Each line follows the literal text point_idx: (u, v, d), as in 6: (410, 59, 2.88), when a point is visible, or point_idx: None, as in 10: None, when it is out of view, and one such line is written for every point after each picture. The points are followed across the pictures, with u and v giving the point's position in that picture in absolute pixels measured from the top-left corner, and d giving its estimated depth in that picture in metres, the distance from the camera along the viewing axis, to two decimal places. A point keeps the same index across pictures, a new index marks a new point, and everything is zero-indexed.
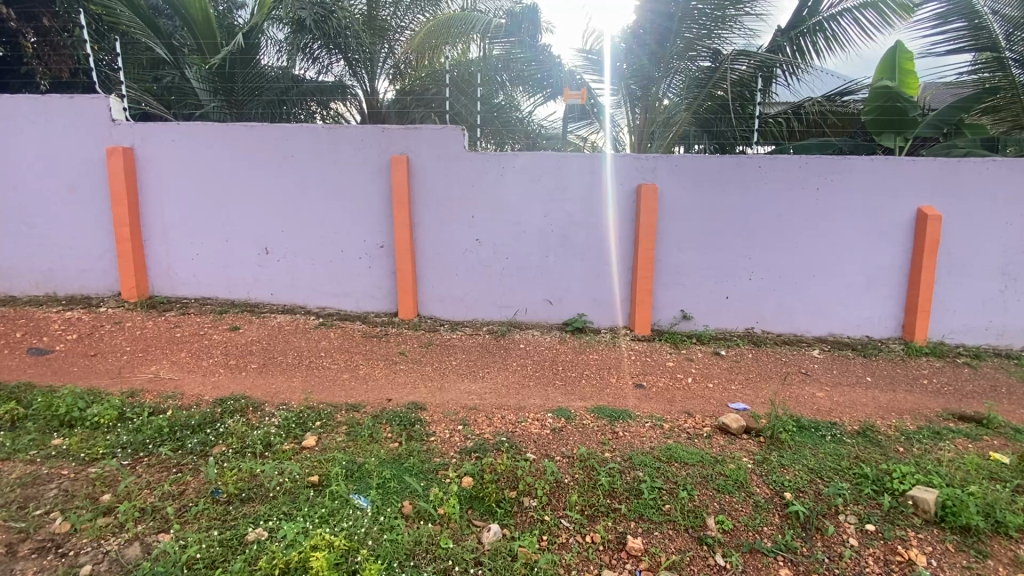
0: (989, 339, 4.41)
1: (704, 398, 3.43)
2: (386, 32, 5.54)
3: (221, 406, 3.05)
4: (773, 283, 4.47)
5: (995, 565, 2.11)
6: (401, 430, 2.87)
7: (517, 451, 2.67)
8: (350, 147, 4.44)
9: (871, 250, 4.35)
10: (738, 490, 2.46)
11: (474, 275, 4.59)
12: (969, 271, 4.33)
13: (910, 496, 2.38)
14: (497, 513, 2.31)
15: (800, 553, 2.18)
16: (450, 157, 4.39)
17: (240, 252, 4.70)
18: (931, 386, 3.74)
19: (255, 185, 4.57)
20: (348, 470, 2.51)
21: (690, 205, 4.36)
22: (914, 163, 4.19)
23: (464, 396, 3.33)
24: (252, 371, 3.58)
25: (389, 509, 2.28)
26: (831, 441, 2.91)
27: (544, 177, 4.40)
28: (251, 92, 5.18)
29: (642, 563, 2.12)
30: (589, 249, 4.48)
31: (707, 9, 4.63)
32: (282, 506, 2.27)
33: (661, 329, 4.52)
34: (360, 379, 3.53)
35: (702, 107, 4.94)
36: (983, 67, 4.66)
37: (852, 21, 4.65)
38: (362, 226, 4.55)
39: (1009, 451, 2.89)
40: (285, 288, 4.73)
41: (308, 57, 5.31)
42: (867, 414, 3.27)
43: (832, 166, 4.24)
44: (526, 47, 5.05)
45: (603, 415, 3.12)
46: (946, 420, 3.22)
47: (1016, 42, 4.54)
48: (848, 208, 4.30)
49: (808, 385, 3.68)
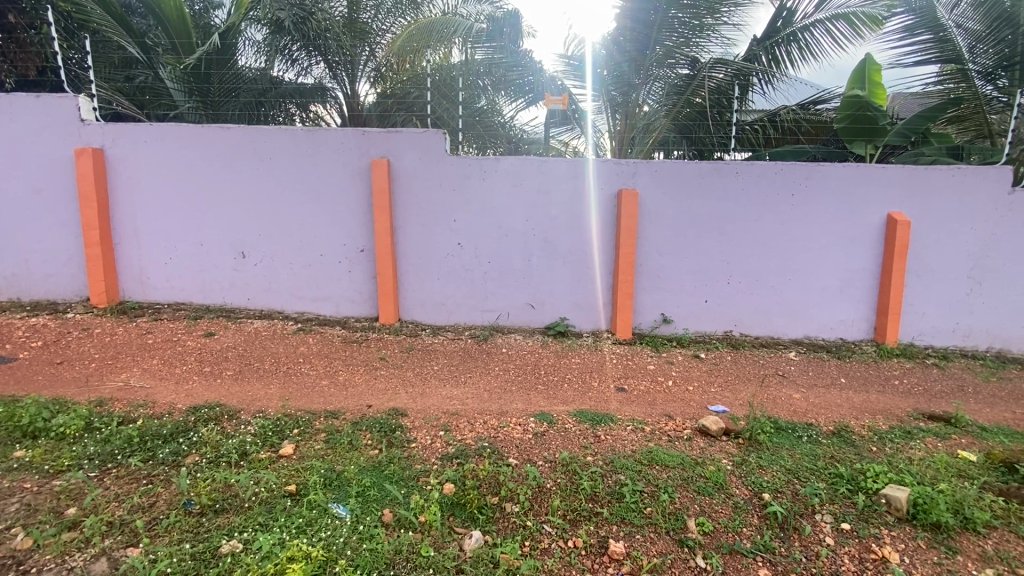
0: (956, 340, 4.56)
1: (685, 401, 3.46)
2: (367, 35, 5.47)
3: (194, 414, 2.96)
4: (751, 287, 4.54)
5: (964, 561, 2.17)
6: (381, 437, 2.82)
7: (500, 456, 2.66)
8: (330, 149, 4.38)
9: (844, 254, 4.47)
10: (718, 491, 2.49)
11: (456, 279, 4.56)
12: (937, 275, 4.47)
13: (883, 495, 2.43)
14: (478, 520, 2.29)
15: (778, 553, 2.21)
16: (431, 160, 4.37)
17: (216, 255, 4.60)
18: (902, 386, 3.84)
19: (231, 187, 4.48)
20: (326, 478, 2.46)
21: (670, 210, 4.42)
22: (884, 170, 4.32)
23: (445, 401, 3.30)
24: (227, 378, 3.49)
25: (369, 518, 2.24)
26: (808, 441, 2.96)
27: (526, 181, 4.41)
28: (227, 92, 5.10)
29: (624, 567, 2.13)
30: (571, 253, 4.50)
31: (685, 18, 4.74)
32: (257, 517, 2.21)
33: (642, 333, 4.56)
34: (339, 386, 3.46)
35: (680, 114, 5.03)
36: (948, 78, 4.94)
37: (825, 32, 4.79)
38: (342, 230, 4.49)
39: (977, 449, 2.97)
40: (262, 293, 4.63)
41: (287, 58, 5.25)
42: (842, 414, 3.34)
43: (806, 173, 4.35)
44: (507, 52, 5.06)
45: (585, 419, 3.13)
46: (916, 421, 3.30)
47: (979, 54, 4.83)
48: (822, 213, 4.41)
49: (785, 387, 3.75)
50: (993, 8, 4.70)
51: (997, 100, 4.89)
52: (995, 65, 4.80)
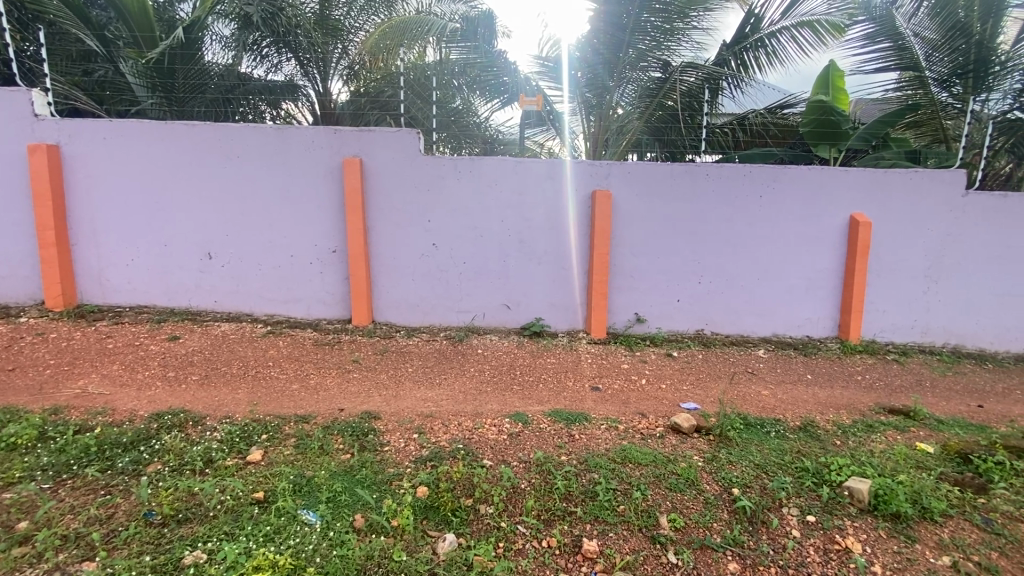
0: (915, 336, 4.74)
1: (657, 399, 3.51)
2: (340, 32, 5.42)
3: (157, 421, 2.85)
4: (721, 286, 4.64)
5: (922, 548, 2.25)
6: (353, 441, 2.77)
7: (474, 458, 2.64)
8: (301, 148, 4.29)
9: (809, 255, 4.60)
10: (689, 487, 2.53)
11: (431, 279, 4.53)
12: (896, 274, 4.65)
13: (846, 487, 2.52)
14: (452, 522, 2.27)
15: (747, 547, 2.26)
16: (405, 159, 4.32)
17: (181, 256, 4.45)
18: (864, 381, 3.99)
19: (197, 186, 4.34)
20: (295, 484, 2.40)
21: (643, 211, 4.49)
22: (847, 172, 4.47)
23: (420, 404, 3.26)
24: (192, 383, 3.37)
25: (340, 524, 2.20)
26: (775, 436, 3.04)
27: (501, 181, 4.40)
28: (193, 89, 4.96)
29: (597, 565, 2.14)
30: (546, 254, 4.52)
31: (657, 22, 4.82)
32: (222, 526, 2.14)
33: (616, 333, 4.61)
34: (310, 390, 3.39)
35: (653, 116, 5.10)
36: (906, 84, 5.21)
37: (790, 39, 4.94)
38: (314, 230, 4.41)
39: (934, 440, 3.10)
40: (230, 295, 4.50)
41: (256, 55, 5.14)
42: (808, 410, 3.44)
43: (773, 174, 4.47)
44: (482, 52, 5.04)
45: (559, 418, 3.14)
46: (877, 415, 3.43)
47: (935, 62, 5.07)
48: (789, 214, 4.53)
49: (754, 384, 3.84)
50: (948, 19, 4.93)
51: (952, 106, 5.15)
52: (950, 73, 5.02)
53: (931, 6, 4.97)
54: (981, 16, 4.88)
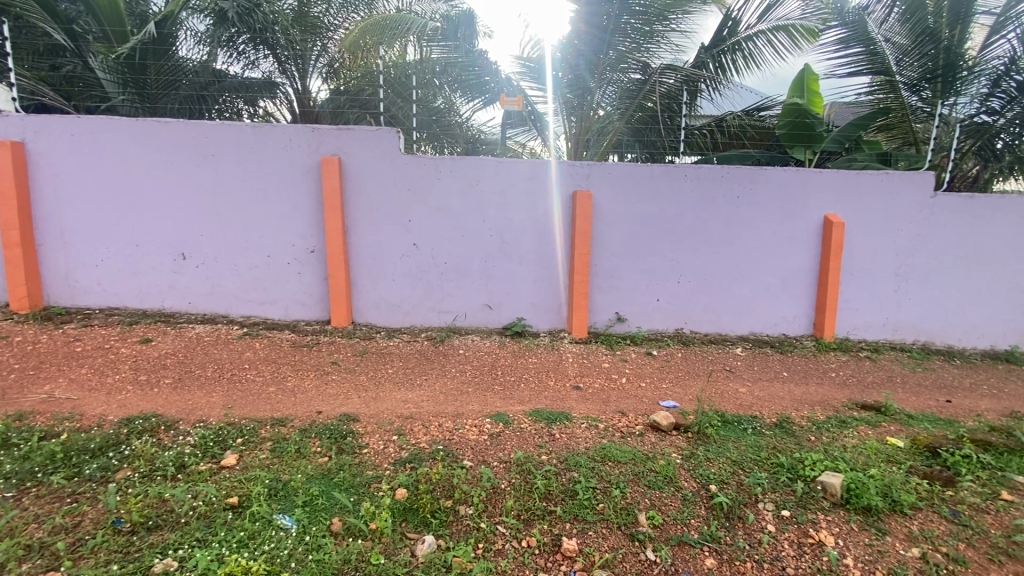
0: (886, 334, 4.87)
1: (637, 397, 3.54)
2: (318, 29, 5.33)
3: (127, 426, 2.77)
4: (700, 286, 4.70)
5: (892, 540, 2.31)
6: (331, 444, 2.74)
7: (454, 459, 2.63)
8: (278, 147, 4.23)
9: (785, 254, 4.69)
10: (668, 485, 2.56)
11: (411, 279, 4.50)
12: (868, 273, 4.77)
13: (819, 482, 2.58)
14: (431, 524, 2.25)
15: (723, 542, 2.29)
16: (385, 159, 4.29)
17: (153, 257, 4.34)
18: (838, 378, 4.08)
19: (170, 185, 4.24)
20: (271, 488, 2.36)
21: (623, 211, 4.52)
22: (821, 174, 4.57)
23: (400, 405, 3.24)
24: (165, 387, 3.29)
25: (317, 528, 2.17)
26: (752, 433, 3.09)
27: (482, 181, 4.39)
28: (166, 85, 4.85)
29: (577, 564, 2.15)
30: (528, 253, 4.52)
31: (636, 24, 4.85)
32: (194, 533, 2.09)
33: (597, 332, 4.63)
34: (287, 392, 3.34)
35: (633, 118, 5.14)
36: (878, 88, 5.32)
37: (766, 43, 5.02)
38: (292, 230, 4.34)
39: (904, 435, 3.19)
40: (205, 296, 4.41)
41: (233, 50, 5.08)
42: (784, 406, 3.51)
43: (750, 175, 4.55)
44: (464, 53, 5.02)
45: (540, 418, 3.14)
46: (850, 410, 3.51)
47: (906, 67, 5.20)
48: (765, 214, 4.61)
49: (732, 381, 3.90)
50: (918, 25, 5.07)
51: (921, 110, 5.26)
52: (920, 77, 5.17)
53: (902, 12, 5.09)
54: (949, 22, 5.04)
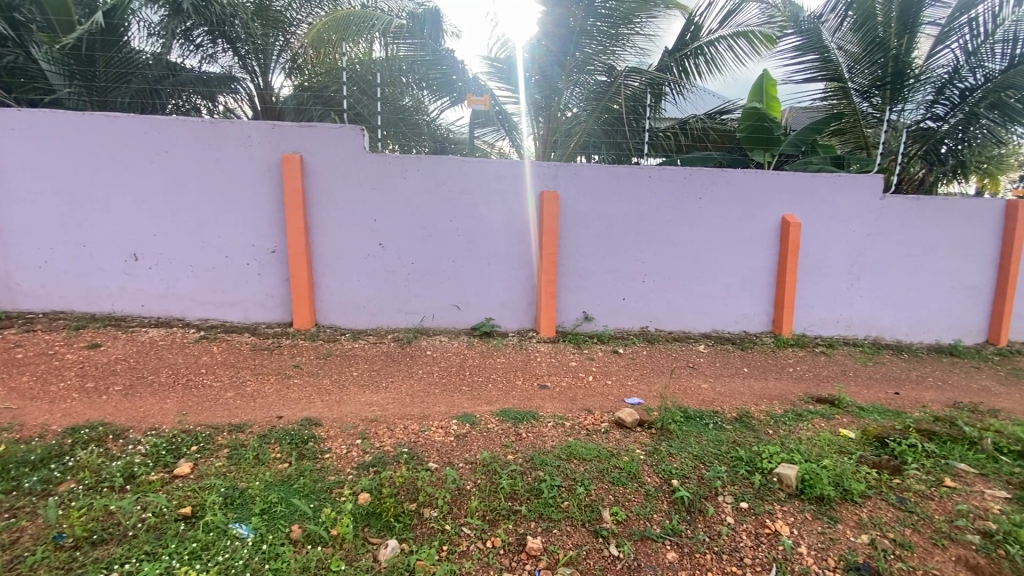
0: (840, 330, 5.09)
1: (603, 395, 3.59)
2: (280, 24, 5.23)
3: (71, 436, 2.63)
4: (664, 285, 4.80)
5: (843, 528, 2.41)
6: (292, 449, 2.67)
7: (419, 461, 2.61)
8: (236, 144, 4.09)
9: (745, 254, 4.84)
10: (631, 481, 2.60)
11: (377, 280, 4.43)
12: (823, 271, 4.97)
13: (776, 474, 2.67)
14: (395, 528, 2.22)
15: (684, 536, 2.34)
16: (349, 157, 4.21)
17: (102, 258, 4.14)
18: (795, 373, 4.24)
19: (120, 183, 4.06)
20: (226, 497, 2.28)
21: (590, 211, 4.57)
22: (778, 176, 4.74)
23: (364, 408, 3.18)
24: (114, 395, 3.13)
25: (274, 536, 2.11)
26: (713, 428, 3.18)
27: (449, 181, 4.36)
28: (117, 78, 4.61)
29: (541, 563, 2.15)
30: (495, 253, 4.52)
31: (602, 27, 4.92)
32: (143, 546, 2.00)
33: (565, 331, 4.67)
34: (247, 397, 3.23)
35: (600, 119, 5.17)
36: (831, 94, 5.55)
37: (727, 48, 5.17)
38: (251, 230, 4.21)
39: (855, 426, 3.33)
40: (158, 298, 4.24)
41: (188, 43, 4.92)
42: (743, 401, 3.62)
43: (711, 177, 4.67)
44: (430, 50, 4.93)
45: (507, 418, 3.15)
46: (806, 404, 3.65)
47: (856, 74, 5.45)
48: (726, 215, 4.75)
49: (694, 377, 4.00)
50: (867, 34, 5.31)
51: (871, 116, 5.51)
52: (870, 84, 5.42)
53: (853, 22, 5.33)
54: (897, 32, 5.29)
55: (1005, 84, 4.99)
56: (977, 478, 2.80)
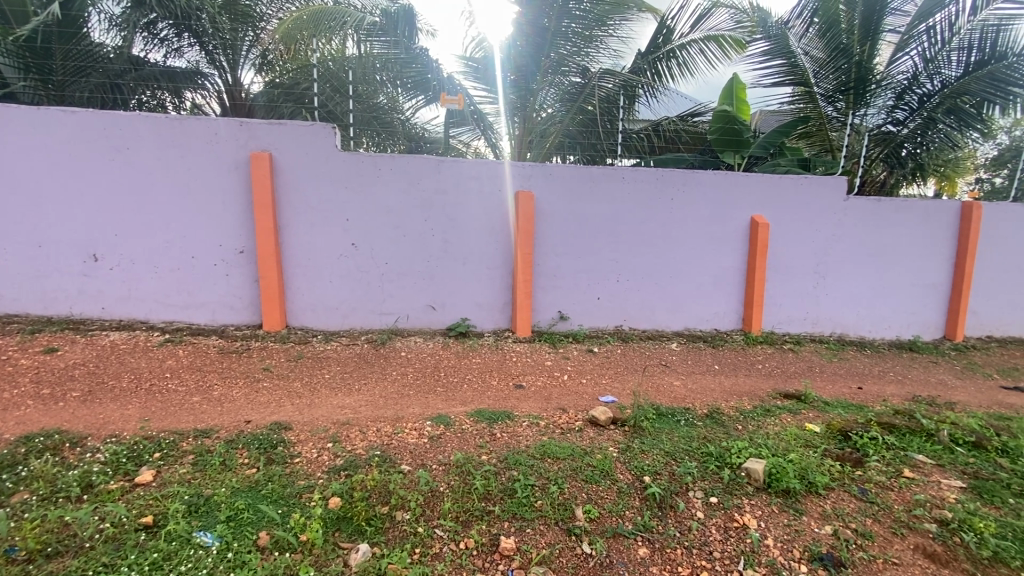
0: (806, 327, 5.24)
1: (578, 394, 3.62)
2: (250, 19, 5.10)
3: (25, 445, 2.52)
4: (638, 284, 4.87)
5: (807, 519, 2.48)
6: (260, 454, 2.61)
7: (391, 464, 2.58)
8: (202, 141, 3.98)
9: (716, 254, 4.94)
10: (604, 478, 2.63)
11: (350, 281, 4.37)
12: (790, 271, 5.11)
13: (744, 468, 2.73)
14: (366, 532, 2.20)
15: (655, 531, 2.37)
16: (320, 156, 4.14)
17: (60, 259, 3.98)
18: (763, 369, 4.35)
19: (79, 181, 3.90)
20: (190, 504, 2.22)
21: (564, 212, 4.60)
22: (746, 178, 4.85)
23: (336, 411, 3.14)
24: (71, 401, 3.01)
25: (241, 543, 2.06)
26: (684, 424, 3.24)
27: (423, 181, 4.33)
28: (76, 72, 4.46)
29: (514, 563, 2.15)
30: (470, 253, 4.51)
31: (577, 28, 4.95)
32: (100, 557, 1.93)
33: (541, 331, 4.69)
34: (213, 402, 3.15)
35: (574, 121, 5.20)
36: (798, 99, 5.72)
37: (698, 52, 5.26)
38: (218, 229, 4.10)
39: (820, 420, 3.44)
40: (120, 300, 4.09)
41: (152, 36, 4.76)
42: (714, 398, 3.70)
43: (683, 178, 4.75)
44: (404, 48, 4.92)
45: (482, 418, 3.14)
46: (774, 399, 3.75)
47: (822, 79, 5.60)
48: (697, 215, 4.84)
49: (667, 375, 4.07)
50: (832, 40, 5.46)
51: (836, 120, 5.70)
52: (835, 89, 5.57)
53: (819, 28, 5.48)
54: (860, 39, 5.47)
55: (960, 91, 5.26)
56: (935, 469, 2.92)
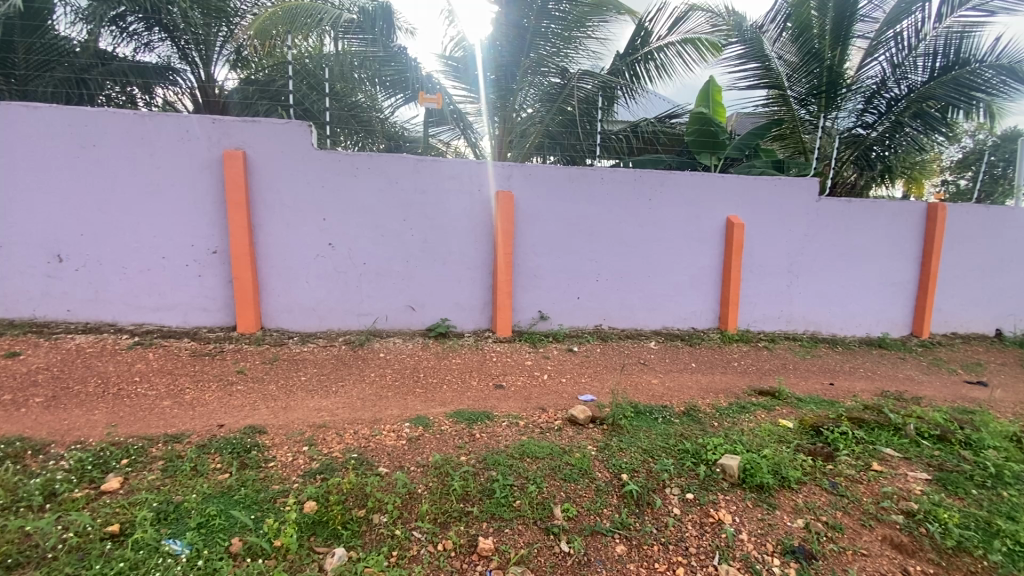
0: (780, 325, 5.36)
1: (557, 393, 3.63)
2: (225, 14, 4.91)
3: None
4: (617, 284, 4.91)
5: (780, 513, 2.53)
6: (233, 459, 2.56)
7: (368, 466, 2.55)
8: (172, 139, 3.88)
9: (693, 253, 5.02)
10: (582, 477, 2.65)
11: (328, 281, 4.31)
12: (765, 270, 5.21)
13: (719, 465, 2.78)
14: (342, 536, 2.17)
15: (633, 528, 2.40)
16: (296, 154, 4.07)
17: (22, 259, 3.83)
18: (739, 367, 4.43)
19: (42, 179, 3.76)
20: (160, 511, 2.16)
21: (544, 212, 4.61)
22: (722, 179, 4.94)
23: (312, 414, 3.09)
24: (33, 407, 2.90)
25: (212, 550, 2.01)
26: (662, 422, 3.28)
27: (401, 180, 4.30)
28: (39, 66, 4.31)
29: (492, 563, 2.15)
30: (450, 253, 4.49)
31: (556, 29, 4.98)
32: (63, 568, 1.87)
33: (521, 330, 4.70)
34: (185, 406, 3.07)
35: (554, 121, 5.22)
36: (772, 101, 5.85)
37: (675, 54, 5.33)
38: (190, 229, 4.00)
39: (794, 416, 3.52)
40: (86, 302, 3.96)
41: (121, 30, 4.63)
42: (691, 396, 3.75)
43: (660, 179, 4.81)
44: (382, 46, 4.87)
45: (461, 419, 3.13)
46: (749, 396, 3.82)
47: (795, 83, 5.75)
48: (675, 216, 4.90)
49: (645, 373, 4.11)
50: (804, 45, 5.58)
51: (808, 123, 5.83)
52: (807, 92, 5.72)
53: (791, 33, 5.60)
54: (831, 44, 5.59)
55: (926, 96, 5.42)
56: (901, 462, 3.02)
